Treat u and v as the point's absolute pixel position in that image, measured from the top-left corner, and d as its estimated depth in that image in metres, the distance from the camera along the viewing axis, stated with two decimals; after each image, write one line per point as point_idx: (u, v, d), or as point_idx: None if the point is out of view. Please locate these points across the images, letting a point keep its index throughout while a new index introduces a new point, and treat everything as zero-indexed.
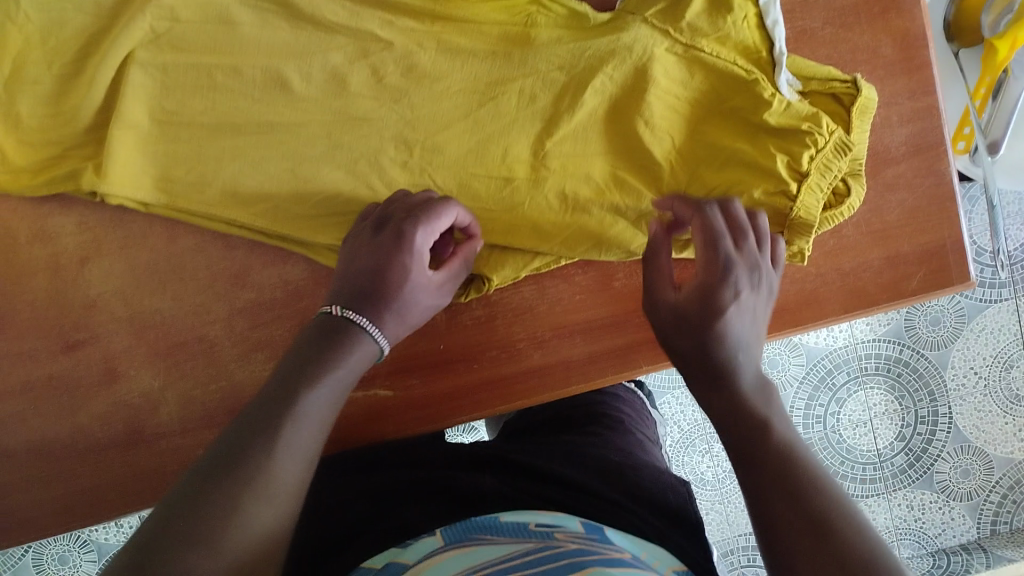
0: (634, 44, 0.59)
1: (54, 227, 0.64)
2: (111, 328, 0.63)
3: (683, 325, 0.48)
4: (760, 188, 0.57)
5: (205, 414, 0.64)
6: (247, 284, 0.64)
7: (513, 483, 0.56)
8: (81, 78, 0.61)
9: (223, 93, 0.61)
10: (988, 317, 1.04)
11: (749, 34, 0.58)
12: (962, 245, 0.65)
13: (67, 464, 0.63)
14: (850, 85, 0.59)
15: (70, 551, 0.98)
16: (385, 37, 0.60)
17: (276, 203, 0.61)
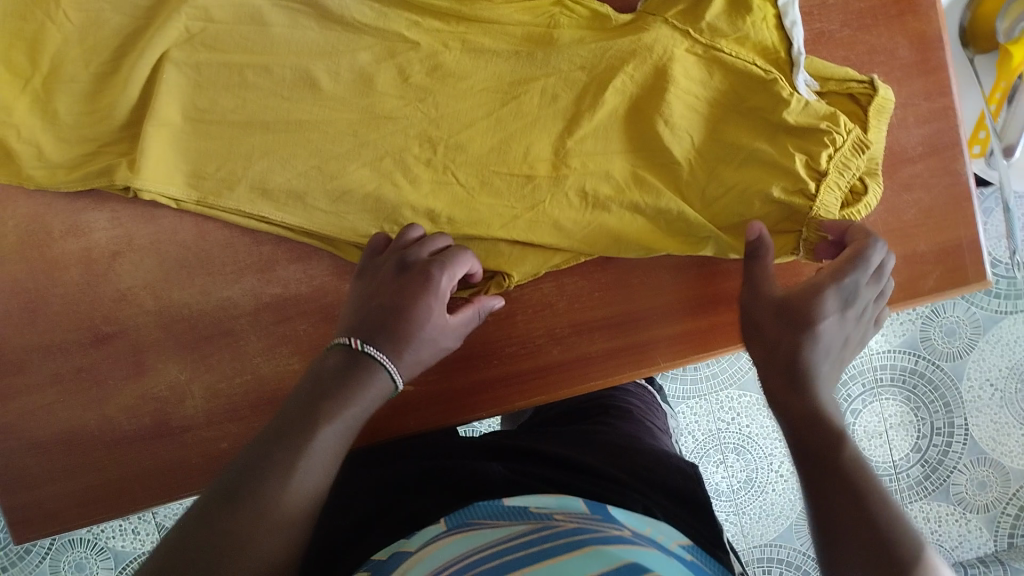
0: (655, 44, 0.60)
1: (87, 222, 0.65)
2: (141, 321, 0.65)
3: (786, 317, 0.53)
4: (778, 186, 0.58)
5: (231, 406, 0.65)
6: (272, 279, 0.65)
7: (519, 468, 0.58)
8: (117, 75, 0.63)
9: (254, 92, 0.63)
10: (1004, 328, 1.05)
11: (768, 34, 0.59)
12: (978, 244, 0.66)
13: (96, 454, 0.65)
14: (866, 85, 0.60)
15: (87, 558, 1.00)
16: (411, 38, 0.62)
17: (303, 201, 0.63)
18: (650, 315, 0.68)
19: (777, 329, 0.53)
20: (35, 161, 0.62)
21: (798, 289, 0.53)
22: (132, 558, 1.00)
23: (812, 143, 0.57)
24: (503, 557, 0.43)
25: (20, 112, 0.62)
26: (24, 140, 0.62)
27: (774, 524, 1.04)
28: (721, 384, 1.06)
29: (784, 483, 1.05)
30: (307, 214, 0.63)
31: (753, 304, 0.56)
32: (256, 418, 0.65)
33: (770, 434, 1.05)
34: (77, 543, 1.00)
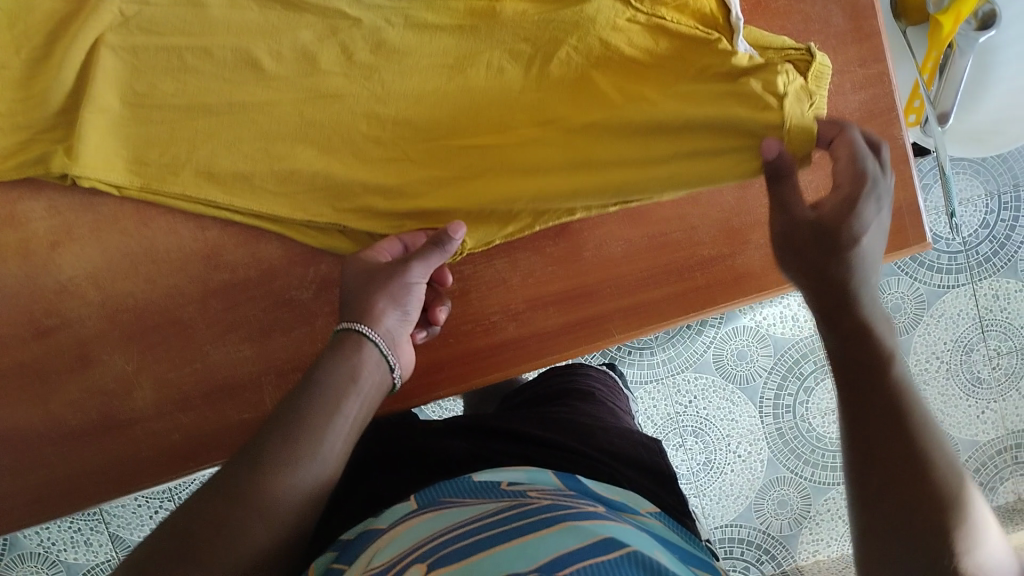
0: (597, 14, 0.58)
1: (24, 211, 0.63)
2: (84, 312, 0.63)
3: (818, 241, 0.53)
4: (746, 111, 0.55)
5: (182, 396, 0.64)
6: (220, 265, 0.65)
7: (480, 443, 0.58)
8: (51, 60, 0.61)
9: (196, 75, 0.62)
10: (947, 302, 1.11)
11: (706, 2, 0.57)
12: (916, 208, 0.69)
13: (43, 452, 0.64)
14: (804, 52, 0.56)
15: (37, 573, 0.98)
16: (353, 15, 0.61)
17: (252, 184, 0.62)
18: (605, 289, 0.69)
19: (815, 256, 0.52)
20: None
21: (828, 211, 0.53)
22: (86, 569, 0.98)
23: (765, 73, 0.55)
24: (481, 531, 0.43)
25: None
26: None
27: (733, 505, 1.07)
28: (677, 368, 1.07)
29: (741, 463, 1.07)
30: (256, 197, 0.63)
31: (783, 233, 0.55)
32: (210, 408, 0.65)
33: (727, 416, 1.07)
34: (27, 557, 0.98)
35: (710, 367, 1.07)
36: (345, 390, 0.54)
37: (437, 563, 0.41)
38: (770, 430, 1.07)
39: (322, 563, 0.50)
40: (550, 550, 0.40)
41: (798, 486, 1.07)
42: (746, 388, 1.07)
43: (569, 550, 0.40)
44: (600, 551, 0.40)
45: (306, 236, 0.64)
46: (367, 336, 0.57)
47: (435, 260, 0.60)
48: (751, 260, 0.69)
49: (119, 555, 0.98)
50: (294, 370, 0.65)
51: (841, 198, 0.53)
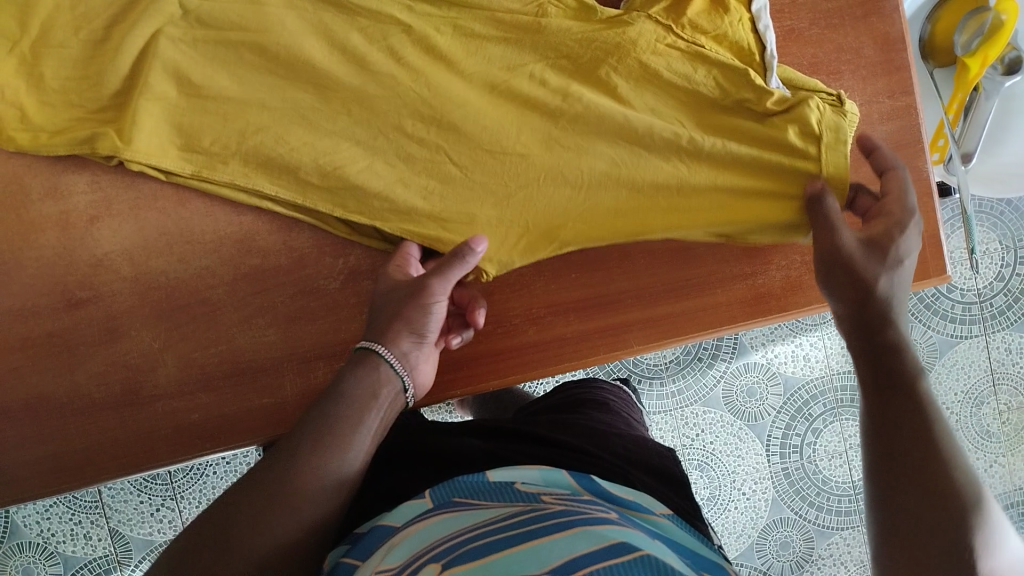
0: (639, 38, 0.62)
1: (67, 184, 0.65)
2: (115, 286, 0.65)
3: (870, 257, 0.56)
4: (794, 133, 0.61)
5: (204, 376, 0.66)
6: (251, 250, 0.66)
7: (499, 444, 0.58)
8: (109, 44, 0.62)
9: (248, 70, 0.64)
10: (959, 352, 1.12)
11: (744, 35, 0.62)
12: (938, 240, 0.71)
13: (63, 421, 0.65)
14: (834, 97, 0.62)
15: (35, 563, 0.97)
16: (404, 20, 0.64)
17: (298, 176, 0.64)
18: (627, 300, 0.70)
19: (868, 268, 0.56)
20: (18, 123, 0.62)
21: (877, 232, 0.57)
22: (83, 564, 0.98)
23: (798, 110, 0.60)
24: (496, 533, 0.43)
25: (6, 74, 0.61)
26: (8, 102, 0.61)
27: (735, 542, 1.07)
28: (686, 401, 1.07)
29: (746, 501, 1.07)
30: (298, 189, 0.64)
31: (827, 253, 0.57)
32: (229, 391, 0.66)
33: (734, 452, 1.07)
34: (25, 547, 0.97)
35: (718, 401, 1.07)
36: (360, 391, 0.55)
37: (452, 562, 0.41)
38: (776, 469, 1.07)
39: (335, 556, 0.50)
40: (557, 555, 0.39)
41: (801, 529, 1.07)
42: (754, 424, 1.07)
43: (577, 555, 0.39)
44: (611, 553, 0.39)
45: (348, 236, 0.66)
46: (382, 354, 0.57)
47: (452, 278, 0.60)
48: (773, 280, 0.71)
49: (117, 552, 0.98)
50: (315, 358, 0.67)
51: (892, 221, 0.58)
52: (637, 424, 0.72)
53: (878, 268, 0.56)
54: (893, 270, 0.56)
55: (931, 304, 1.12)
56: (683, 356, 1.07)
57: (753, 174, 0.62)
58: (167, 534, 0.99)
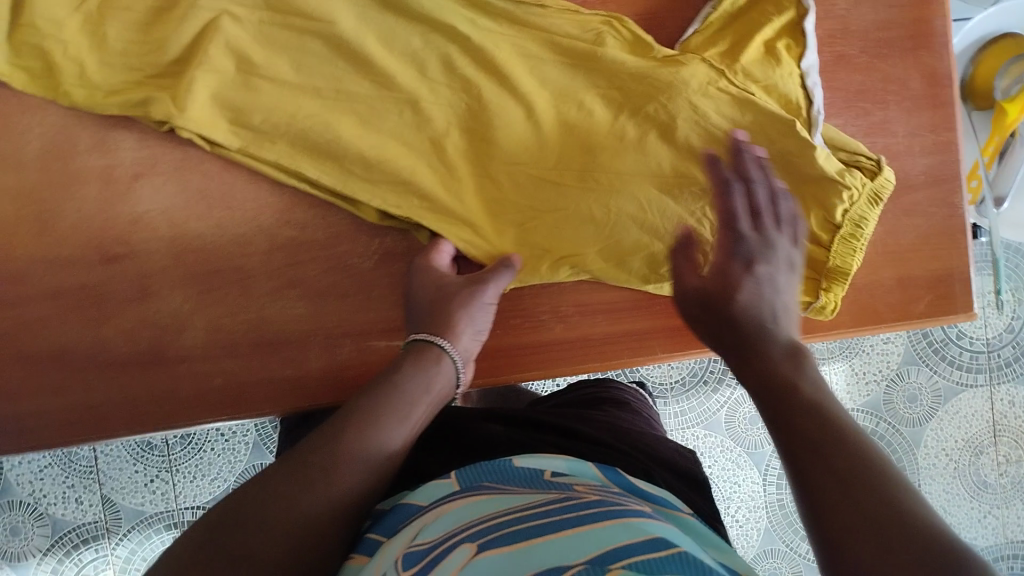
0: (691, 79, 0.65)
1: (114, 139, 0.65)
2: (152, 245, 0.65)
3: (710, 306, 0.53)
4: (816, 217, 0.66)
5: (231, 342, 0.66)
6: (289, 221, 0.66)
7: (521, 431, 0.58)
8: (176, 13, 0.63)
9: (309, 55, 0.64)
10: (963, 400, 1.13)
11: (793, 89, 0.66)
12: (968, 277, 0.72)
13: (87, 374, 0.65)
14: (874, 163, 0.67)
15: (23, 523, 0.97)
16: (466, 33, 0.65)
17: (346, 165, 0.65)
18: (654, 307, 0.71)
19: (709, 327, 0.53)
20: (76, 79, 0.62)
21: (710, 281, 0.54)
22: (71, 529, 0.97)
23: (829, 199, 0.65)
24: (532, 519, 0.41)
25: (70, 30, 0.61)
26: (68, 57, 0.61)
27: None
28: (687, 422, 1.07)
29: (737, 528, 1.07)
30: (341, 177, 0.65)
31: (682, 309, 0.56)
32: (253, 358, 0.66)
33: (732, 479, 1.07)
34: (15, 507, 0.97)
35: (721, 426, 1.07)
36: (409, 383, 0.57)
37: (488, 544, 0.39)
38: (772, 500, 1.07)
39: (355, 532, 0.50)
40: (599, 544, 0.38)
41: (791, 561, 1.08)
42: (754, 452, 1.07)
43: (617, 545, 0.37)
44: (652, 547, 0.37)
45: (377, 221, 0.67)
46: (446, 349, 0.62)
47: (495, 287, 0.65)
48: None
49: (107, 519, 0.98)
50: (342, 335, 0.67)
51: (717, 270, 0.54)
52: (655, 423, 0.72)
53: (711, 322, 0.53)
54: (727, 305, 0.52)
55: (939, 349, 1.12)
56: (689, 378, 1.07)
57: None
58: (158, 505, 0.99)
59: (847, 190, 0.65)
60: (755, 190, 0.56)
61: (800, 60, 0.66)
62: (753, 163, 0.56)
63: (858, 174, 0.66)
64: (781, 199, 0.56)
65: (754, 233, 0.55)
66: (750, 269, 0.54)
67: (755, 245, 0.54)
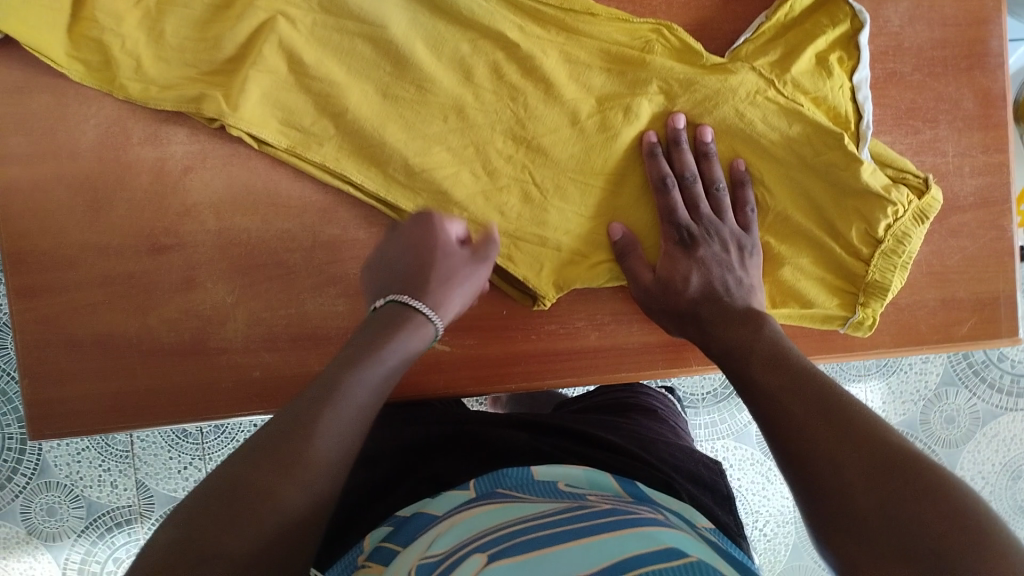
0: (739, 87, 0.66)
1: (166, 133, 0.65)
2: (198, 238, 0.66)
3: (664, 290, 0.66)
4: (856, 231, 0.67)
5: (271, 336, 0.67)
6: (332, 219, 0.68)
7: (543, 438, 0.57)
8: (231, 12, 0.64)
9: (359, 60, 0.66)
10: (1002, 424, 1.11)
11: (843, 102, 0.66)
12: (1013, 301, 0.71)
13: (130, 362, 0.66)
14: (921, 180, 0.66)
15: (59, 504, 0.98)
16: (513, 39, 0.66)
17: (387, 169, 0.67)
18: None
19: (660, 304, 0.66)
20: (132, 73, 0.63)
21: (662, 271, 0.67)
22: (106, 511, 0.99)
23: (871, 213, 0.65)
24: (545, 528, 0.41)
25: (128, 24, 0.62)
26: (126, 51, 0.62)
27: None
28: (718, 433, 1.06)
29: (763, 542, 1.06)
30: (384, 182, 0.67)
31: (640, 301, 0.67)
32: (293, 352, 0.67)
33: (760, 491, 1.06)
34: (51, 487, 0.99)
35: (751, 438, 1.06)
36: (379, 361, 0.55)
37: (499, 554, 0.39)
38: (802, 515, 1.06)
39: (375, 539, 0.48)
40: (613, 552, 0.37)
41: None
42: None
43: (631, 553, 0.37)
44: (666, 556, 0.37)
45: None
46: (427, 317, 0.62)
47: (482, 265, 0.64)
48: None
49: (141, 504, 0.99)
50: None
51: (666, 255, 0.67)
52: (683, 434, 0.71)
53: (669, 303, 0.66)
54: (681, 290, 0.66)
55: (979, 370, 1.11)
56: (720, 390, 1.06)
57: (811, 253, 0.69)
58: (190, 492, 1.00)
59: (891, 207, 0.65)
60: (690, 183, 0.67)
61: (852, 74, 0.66)
62: (690, 159, 0.67)
63: (904, 191, 0.65)
64: (716, 186, 0.67)
65: (692, 223, 0.67)
66: (691, 254, 0.67)
67: (694, 231, 0.67)
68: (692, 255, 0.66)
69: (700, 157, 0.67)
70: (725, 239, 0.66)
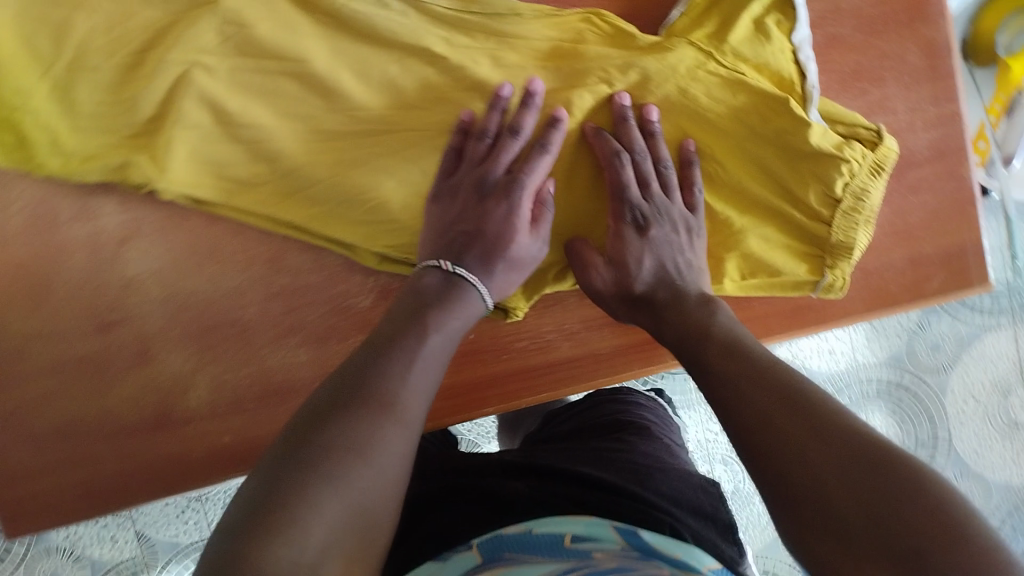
0: (678, 64, 0.63)
1: (95, 206, 0.63)
2: (146, 309, 0.64)
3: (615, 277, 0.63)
4: (814, 193, 0.64)
5: (236, 398, 0.65)
6: (281, 269, 0.65)
7: (543, 487, 0.53)
8: (143, 69, 0.61)
9: (285, 100, 0.63)
10: (987, 343, 1.12)
11: (786, 65, 0.64)
12: (982, 249, 0.69)
13: (96, 443, 0.64)
14: (873, 134, 0.64)
15: (62, 567, 0.97)
16: (441, 53, 0.63)
17: (333, 205, 0.63)
18: None
19: (611, 293, 0.64)
20: (49, 148, 0.60)
21: (611, 259, 0.64)
22: (110, 566, 0.97)
23: (827, 174, 0.63)
24: None
25: (37, 99, 0.59)
26: (40, 127, 0.60)
27: (760, 535, 1.08)
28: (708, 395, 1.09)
29: None
30: (329, 216, 0.64)
31: (591, 291, 0.64)
32: (261, 411, 0.65)
33: None
34: (52, 552, 0.97)
35: None
36: (422, 401, 0.51)
37: None
38: None
39: None
40: None
41: None
42: None
43: None
44: None
45: (377, 266, 0.65)
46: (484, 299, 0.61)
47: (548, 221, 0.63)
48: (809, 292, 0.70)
49: (144, 553, 0.98)
50: None
51: (613, 238, 0.64)
52: (679, 447, 0.68)
53: (617, 292, 0.64)
54: (633, 277, 0.63)
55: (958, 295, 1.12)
56: None
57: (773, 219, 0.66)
58: (193, 536, 0.98)
59: (845, 164, 0.63)
60: (641, 161, 0.63)
61: (791, 35, 0.64)
62: (639, 136, 0.63)
63: (858, 146, 0.63)
64: (664, 165, 0.63)
65: (643, 203, 0.63)
66: (643, 235, 0.63)
67: (646, 211, 0.63)
68: (642, 236, 0.63)
69: (648, 135, 0.63)
70: (675, 220, 0.63)
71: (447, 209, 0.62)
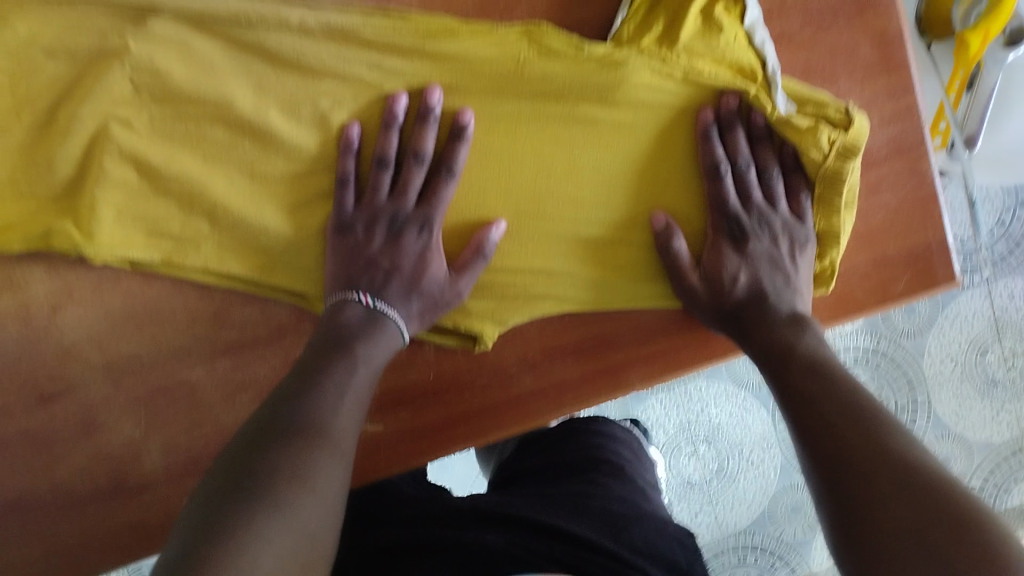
0: (632, 75, 0.59)
1: (22, 275, 0.60)
2: (87, 376, 0.61)
3: (707, 288, 0.61)
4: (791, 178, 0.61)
5: (191, 459, 0.63)
6: (226, 323, 0.62)
7: (519, 539, 0.52)
8: (55, 128, 0.57)
9: (212, 145, 0.59)
10: (961, 303, 1.10)
11: (743, 54, 0.59)
12: (947, 245, 0.67)
13: (48, 518, 0.61)
14: (843, 113, 0.58)
15: None
16: (374, 81, 0.58)
17: (274, 254, 0.61)
18: (626, 336, 0.67)
19: (708, 306, 0.62)
20: None
21: (705, 269, 0.62)
22: None
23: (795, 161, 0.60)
24: None
25: None
26: None
27: (745, 512, 1.07)
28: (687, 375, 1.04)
29: (751, 470, 1.07)
30: (268, 264, 0.61)
31: (683, 298, 0.63)
32: None
33: (738, 423, 1.05)
34: None
35: (722, 373, 1.04)
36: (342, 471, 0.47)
37: None
38: (783, 436, 1.06)
39: None
40: None
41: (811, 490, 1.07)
42: (759, 393, 1.05)
43: None
44: None
45: None
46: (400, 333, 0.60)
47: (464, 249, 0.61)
48: None
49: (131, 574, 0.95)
50: None
51: (710, 249, 0.62)
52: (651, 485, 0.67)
53: (710, 310, 0.62)
54: (727, 289, 0.61)
55: None
56: None
57: None
58: None
59: (811, 153, 0.58)
60: (744, 171, 0.60)
61: (742, 20, 0.59)
62: (743, 143, 0.60)
63: (824, 132, 0.58)
64: (772, 174, 0.61)
65: (744, 214, 0.61)
66: (741, 248, 0.61)
67: (747, 225, 0.61)
68: (740, 251, 0.61)
69: (756, 140, 0.61)
70: (776, 230, 0.61)
71: (358, 244, 0.59)
